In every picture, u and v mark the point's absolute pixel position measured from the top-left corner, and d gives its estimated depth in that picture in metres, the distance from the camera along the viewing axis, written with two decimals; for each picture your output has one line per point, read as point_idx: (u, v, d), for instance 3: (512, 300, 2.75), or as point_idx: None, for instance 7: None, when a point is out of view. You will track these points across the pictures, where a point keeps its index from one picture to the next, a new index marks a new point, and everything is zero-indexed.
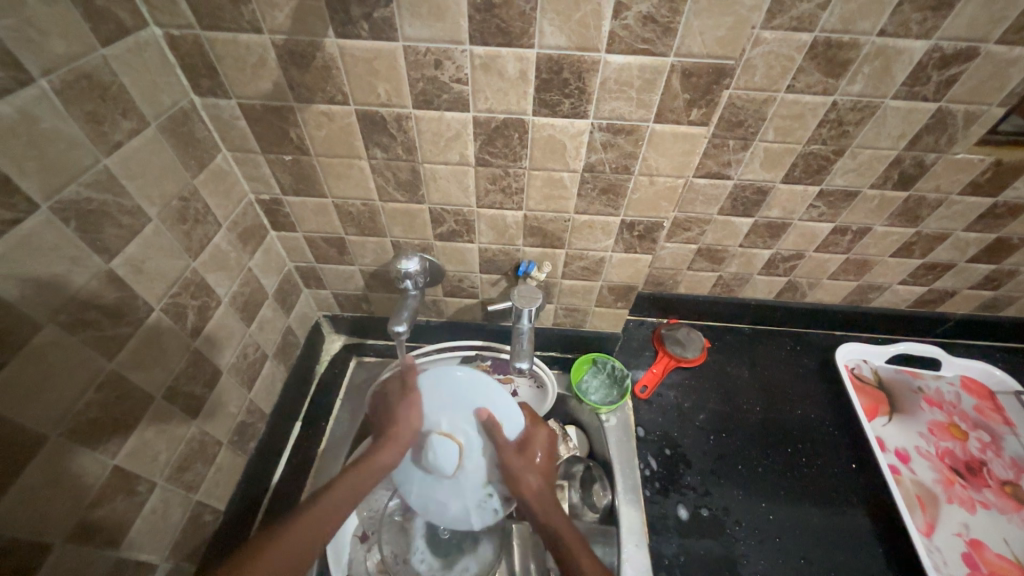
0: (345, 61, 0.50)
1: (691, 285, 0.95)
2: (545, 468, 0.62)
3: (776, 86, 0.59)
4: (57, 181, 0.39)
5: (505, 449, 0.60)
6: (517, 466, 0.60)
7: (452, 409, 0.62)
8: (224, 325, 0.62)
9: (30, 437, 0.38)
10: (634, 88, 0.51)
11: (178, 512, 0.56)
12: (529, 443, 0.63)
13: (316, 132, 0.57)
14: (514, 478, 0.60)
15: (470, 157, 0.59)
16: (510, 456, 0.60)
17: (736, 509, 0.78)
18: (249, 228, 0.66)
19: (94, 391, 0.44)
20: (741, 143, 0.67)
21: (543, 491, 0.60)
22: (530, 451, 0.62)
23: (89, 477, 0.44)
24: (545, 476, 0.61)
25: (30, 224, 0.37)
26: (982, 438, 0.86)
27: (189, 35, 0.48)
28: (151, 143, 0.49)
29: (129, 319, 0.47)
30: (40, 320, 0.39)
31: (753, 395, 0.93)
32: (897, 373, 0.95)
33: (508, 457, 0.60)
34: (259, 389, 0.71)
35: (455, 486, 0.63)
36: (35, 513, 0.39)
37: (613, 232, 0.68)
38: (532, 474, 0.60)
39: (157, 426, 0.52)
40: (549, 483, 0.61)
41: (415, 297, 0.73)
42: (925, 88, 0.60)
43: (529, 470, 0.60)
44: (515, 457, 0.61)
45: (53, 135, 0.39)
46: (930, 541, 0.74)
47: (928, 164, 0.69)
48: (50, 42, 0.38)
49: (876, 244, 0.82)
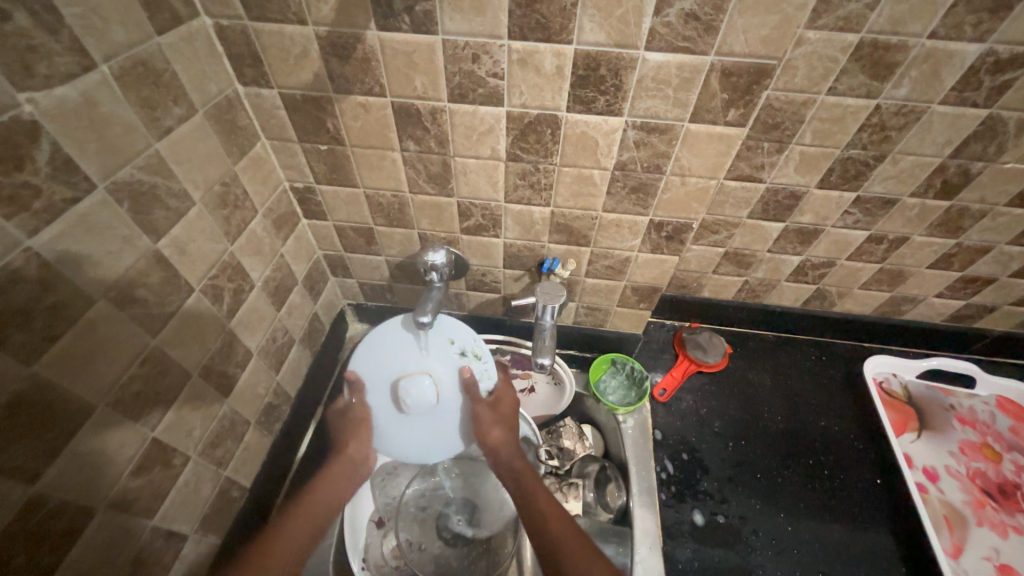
0: (385, 53, 0.51)
1: (715, 289, 0.93)
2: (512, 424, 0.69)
3: (817, 88, 0.58)
4: (114, 163, 0.41)
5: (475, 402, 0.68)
6: (484, 420, 0.68)
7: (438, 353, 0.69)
8: (257, 308, 0.64)
9: (79, 407, 0.40)
10: (671, 87, 0.50)
11: (209, 486, 0.58)
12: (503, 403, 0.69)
13: (352, 123, 0.58)
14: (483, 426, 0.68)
15: (502, 152, 0.59)
16: (479, 409, 0.68)
17: (754, 518, 0.77)
18: (283, 215, 0.68)
19: (138, 365, 0.46)
20: (776, 146, 0.65)
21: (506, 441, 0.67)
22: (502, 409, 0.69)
23: (131, 447, 0.46)
24: (511, 431, 0.68)
25: (88, 203, 0.39)
26: (1018, 460, 0.82)
27: (237, 25, 0.50)
28: (198, 130, 0.50)
29: (172, 298, 0.49)
30: (94, 295, 0.41)
31: (776, 403, 0.91)
32: (928, 388, 0.92)
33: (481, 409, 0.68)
34: (285, 372, 0.73)
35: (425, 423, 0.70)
36: (82, 480, 0.41)
37: (640, 232, 0.67)
38: (497, 430, 0.67)
39: (192, 403, 0.54)
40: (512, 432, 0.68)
41: (440, 291, 0.71)
42: (976, 93, 0.58)
43: (495, 425, 0.68)
44: (485, 413, 0.68)
45: (111, 118, 0.40)
46: (956, 563, 0.72)
47: (974, 173, 0.66)
48: (112, 30, 0.40)
49: (913, 254, 0.79)
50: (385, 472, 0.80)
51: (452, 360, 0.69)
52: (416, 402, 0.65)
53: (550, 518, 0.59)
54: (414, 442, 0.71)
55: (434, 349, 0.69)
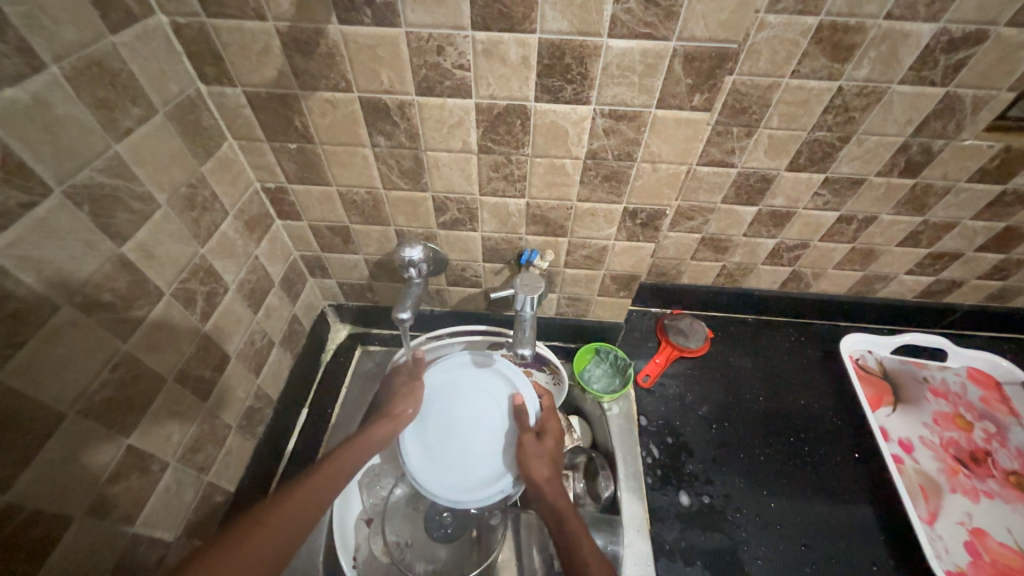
0: (349, 47, 0.50)
1: (694, 275, 0.95)
2: (547, 450, 0.68)
3: (781, 72, 0.59)
4: (72, 166, 0.40)
5: (524, 437, 0.69)
6: (532, 456, 0.66)
7: (453, 414, 0.73)
8: (232, 312, 0.64)
9: (50, 414, 0.40)
10: (636, 74, 0.51)
11: (190, 491, 0.58)
12: (545, 431, 0.70)
13: (320, 120, 0.58)
14: (528, 460, 0.66)
15: (473, 145, 0.59)
16: (527, 443, 0.68)
17: (738, 497, 0.78)
18: (255, 216, 0.67)
19: (110, 370, 0.45)
20: (745, 131, 0.67)
21: (550, 480, 0.65)
22: (545, 437, 0.69)
23: (106, 453, 0.46)
24: (556, 465, 0.67)
25: (45, 207, 0.38)
26: (988, 428, 0.85)
27: (196, 23, 0.49)
28: (160, 130, 0.50)
29: (141, 303, 0.48)
30: (58, 301, 0.40)
31: (757, 385, 0.93)
32: (902, 364, 0.94)
33: (525, 437, 0.69)
34: (266, 375, 0.73)
35: (465, 461, 0.70)
36: (57, 488, 0.41)
37: (615, 220, 0.68)
38: (546, 464, 0.66)
39: (168, 408, 0.53)
40: (557, 471, 0.66)
41: (419, 286, 0.73)
42: (933, 72, 0.59)
43: (544, 456, 0.67)
44: (525, 447, 0.68)
45: (66, 120, 0.40)
46: (932, 529, 0.74)
47: (935, 151, 0.68)
48: (63, 30, 0.39)
49: (882, 232, 0.81)
50: (371, 472, 0.80)
51: (465, 411, 0.73)
52: (452, 442, 0.71)
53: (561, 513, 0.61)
54: (441, 478, 0.69)
55: (438, 406, 0.74)
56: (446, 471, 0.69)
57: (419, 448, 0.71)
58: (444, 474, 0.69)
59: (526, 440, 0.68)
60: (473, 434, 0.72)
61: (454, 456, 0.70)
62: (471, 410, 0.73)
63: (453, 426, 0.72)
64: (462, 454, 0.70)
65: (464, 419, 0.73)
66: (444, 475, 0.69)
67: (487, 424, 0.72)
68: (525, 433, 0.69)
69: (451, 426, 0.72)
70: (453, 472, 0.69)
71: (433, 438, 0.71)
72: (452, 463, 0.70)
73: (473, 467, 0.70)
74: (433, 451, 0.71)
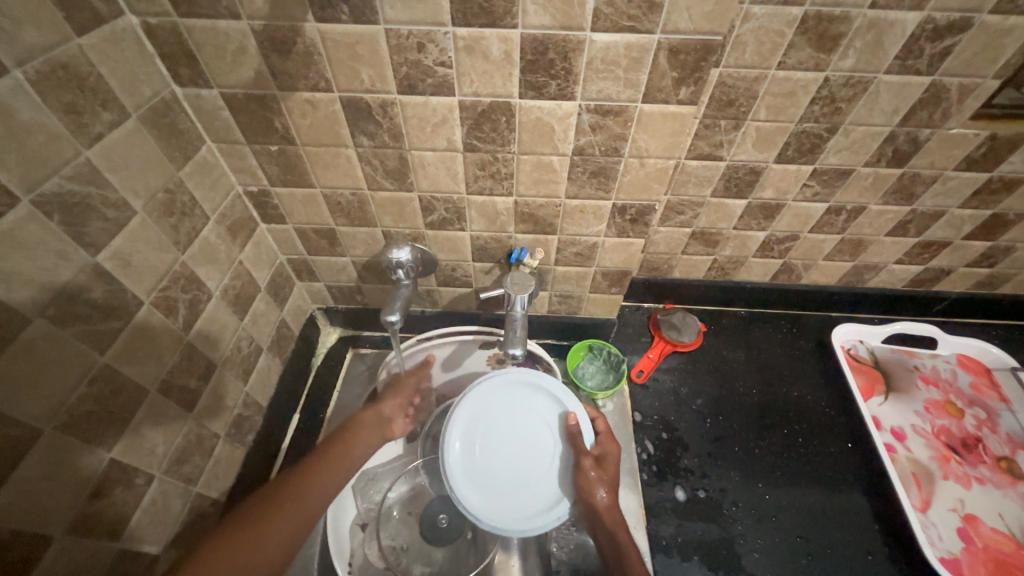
0: (327, 46, 0.49)
1: (686, 269, 0.94)
2: (608, 476, 0.65)
3: (767, 63, 0.59)
4: (40, 173, 0.39)
5: (581, 460, 0.67)
6: (592, 482, 0.64)
7: (503, 435, 0.72)
8: (217, 319, 0.62)
9: (24, 431, 0.39)
10: (621, 68, 0.50)
11: (177, 503, 0.57)
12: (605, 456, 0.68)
13: (301, 121, 0.57)
14: (586, 485, 0.64)
15: (458, 143, 0.58)
16: (587, 468, 0.66)
17: (733, 490, 0.79)
18: (238, 221, 0.66)
19: (88, 384, 0.44)
20: (733, 123, 0.66)
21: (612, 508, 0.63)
22: (604, 462, 0.67)
23: (87, 469, 0.45)
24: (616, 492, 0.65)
25: (12, 217, 0.37)
26: (978, 415, 0.86)
27: (167, 23, 0.47)
28: (134, 135, 0.48)
29: (119, 313, 0.47)
30: (29, 314, 0.39)
31: (750, 378, 0.93)
32: (893, 353, 0.94)
33: (583, 461, 0.66)
34: (254, 382, 0.71)
35: (517, 487, 0.68)
36: (36, 506, 0.40)
37: (605, 217, 0.67)
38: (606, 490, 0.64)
39: (152, 420, 0.52)
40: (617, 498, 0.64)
41: (408, 287, 0.72)
42: (919, 61, 0.59)
43: (603, 483, 0.64)
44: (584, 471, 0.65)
45: (31, 126, 0.38)
46: (925, 517, 0.75)
47: (922, 140, 0.68)
48: (24, 33, 0.37)
49: (871, 223, 0.82)
50: (366, 477, 0.79)
51: (516, 433, 0.72)
52: (504, 465, 0.70)
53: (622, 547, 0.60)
54: (494, 504, 0.67)
55: (486, 426, 0.72)
56: (499, 497, 0.68)
57: (471, 471, 0.69)
58: (496, 501, 0.67)
59: (587, 464, 0.66)
60: (525, 456, 0.71)
61: (506, 481, 0.69)
62: (522, 432, 0.72)
63: (505, 449, 0.71)
64: (517, 479, 0.69)
65: (514, 441, 0.71)
66: (496, 501, 0.67)
67: (539, 445, 0.71)
68: (583, 457, 0.67)
69: (501, 449, 0.71)
70: (505, 498, 0.68)
71: (483, 461, 0.70)
72: (504, 489, 0.68)
73: (527, 493, 0.68)
74: (484, 475, 0.69)
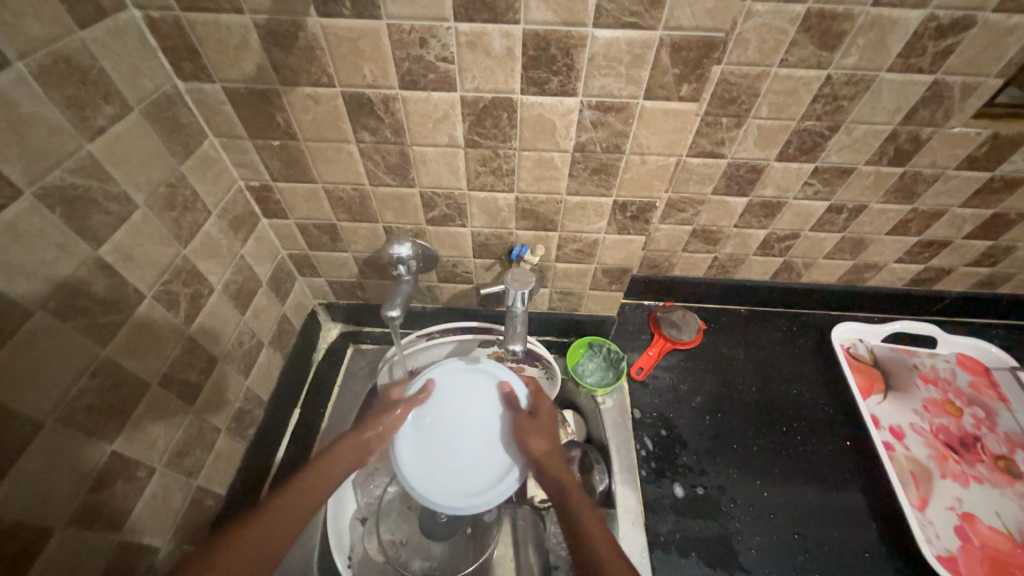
0: (329, 40, 0.49)
1: (686, 267, 0.94)
2: (548, 433, 0.66)
3: (769, 61, 0.59)
4: (41, 167, 0.39)
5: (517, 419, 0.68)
6: (528, 434, 0.66)
7: (446, 417, 0.70)
8: (218, 313, 0.63)
9: (25, 423, 0.39)
10: (623, 64, 0.50)
11: (178, 496, 0.57)
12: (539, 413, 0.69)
13: (302, 116, 0.57)
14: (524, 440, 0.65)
15: (459, 139, 0.58)
16: (523, 425, 0.67)
17: (732, 487, 0.79)
18: (240, 215, 0.66)
19: (89, 377, 0.44)
20: (735, 121, 0.66)
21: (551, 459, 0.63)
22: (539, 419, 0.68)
23: (88, 461, 0.45)
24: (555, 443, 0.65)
25: (14, 210, 0.37)
26: (977, 414, 0.86)
27: (170, 17, 0.47)
28: (136, 129, 0.48)
29: (121, 306, 0.47)
30: (31, 307, 0.39)
31: (750, 376, 0.93)
32: (893, 351, 0.95)
33: (519, 420, 0.68)
34: (255, 377, 0.72)
35: (466, 464, 0.67)
36: (36, 498, 0.40)
37: (605, 214, 0.67)
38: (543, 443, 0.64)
39: (152, 413, 0.52)
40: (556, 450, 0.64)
41: (409, 283, 0.72)
42: (921, 59, 0.59)
43: (537, 434, 0.66)
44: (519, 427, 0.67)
45: (33, 119, 0.38)
46: (922, 515, 0.75)
47: (923, 139, 0.68)
48: (25, 26, 0.37)
49: (872, 221, 0.82)
50: (366, 471, 0.79)
51: (456, 411, 0.71)
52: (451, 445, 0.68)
53: (566, 495, 0.58)
54: (445, 484, 0.65)
55: (429, 411, 0.71)
56: (449, 477, 0.66)
57: (419, 458, 0.67)
58: (449, 480, 0.66)
59: (524, 423, 0.67)
60: (471, 433, 0.69)
61: (455, 460, 0.67)
62: (463, 412, 0.71)
63: (449, 429, 0.69)
64: (467, 458, 0.68)
65: (456, 420, 0.70)
66: (448, 481, 0.66)
67: (482, 421, 0.70)
68: (520, 419, 0.68)
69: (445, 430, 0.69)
70: (456, 476, 0.66)
71: (428, 445, 0.68)
72: (454, 467, 0.67)
73: (477, 468, 0.67)
74: (432, 459, 0.67)
